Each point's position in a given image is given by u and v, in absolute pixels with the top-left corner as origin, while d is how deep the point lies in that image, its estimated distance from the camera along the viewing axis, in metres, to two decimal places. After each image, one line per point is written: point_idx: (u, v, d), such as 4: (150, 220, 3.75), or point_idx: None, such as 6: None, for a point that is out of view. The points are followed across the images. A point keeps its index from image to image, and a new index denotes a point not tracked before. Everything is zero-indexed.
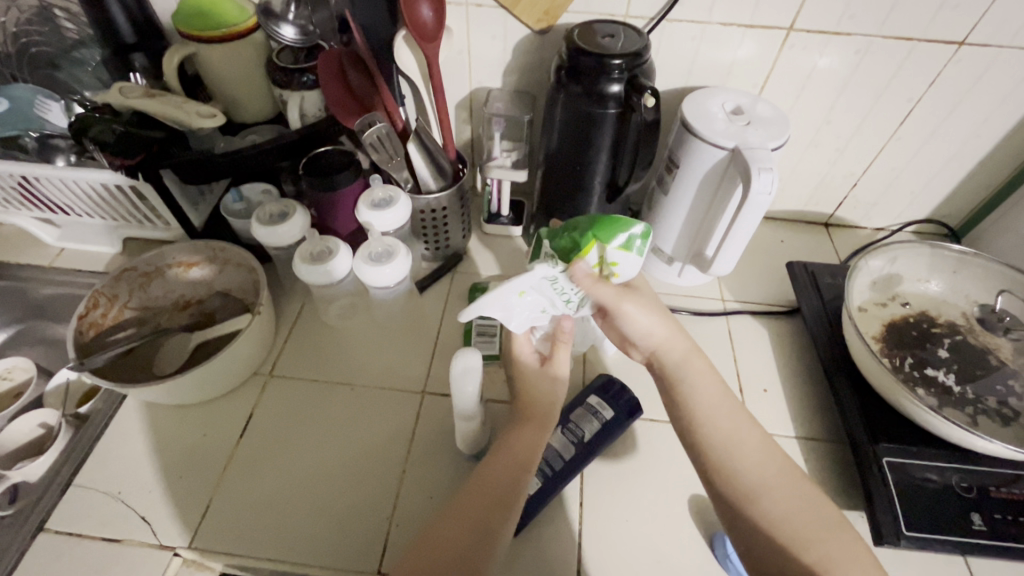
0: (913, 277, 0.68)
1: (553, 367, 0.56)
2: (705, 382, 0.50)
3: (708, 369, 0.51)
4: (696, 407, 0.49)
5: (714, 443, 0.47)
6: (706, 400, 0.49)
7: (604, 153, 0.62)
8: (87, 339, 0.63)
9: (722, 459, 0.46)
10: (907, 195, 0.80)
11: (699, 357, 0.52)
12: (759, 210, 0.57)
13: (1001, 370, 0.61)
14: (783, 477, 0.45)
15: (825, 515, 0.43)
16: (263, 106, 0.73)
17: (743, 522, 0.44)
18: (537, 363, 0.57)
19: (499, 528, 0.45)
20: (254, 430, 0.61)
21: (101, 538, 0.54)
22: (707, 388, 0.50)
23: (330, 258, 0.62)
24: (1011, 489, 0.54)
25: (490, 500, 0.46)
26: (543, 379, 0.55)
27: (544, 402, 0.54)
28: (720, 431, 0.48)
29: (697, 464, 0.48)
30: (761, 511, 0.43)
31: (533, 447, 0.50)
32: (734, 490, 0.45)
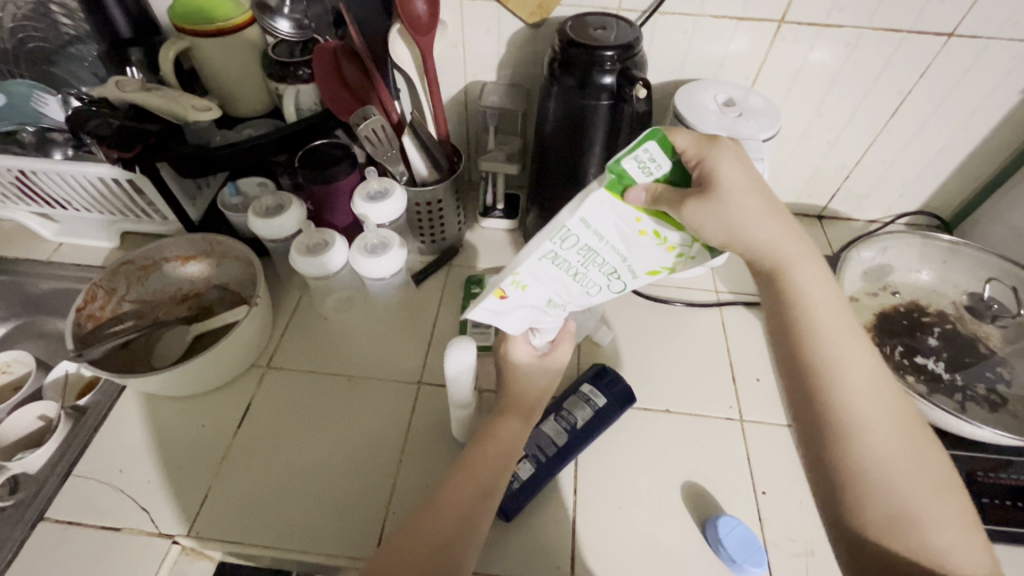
0: (904, 267, 0.68)
1: (551, 361, 0.57)
2: (817, 289, 0.42)
3: (821, 269, 0.42)
4: (806, 314, 0.41)
5: (824, 375, 0.40)
6: (815, 302, 0.42)
7: (598, 146, 0.62)
8: (86, 331, 0.64)
9: (829, 396, 0.40)
10: (899, 187, 0.81)
11: (812, 254, 0.43)
12: None
13: (991, 358, 0.61)
14: (890, 414, 0.40)
15: (928, 459, 0.39)
16: (259, 101, 0.74)
17: (827, 455, 0.40)
18: (535, 355, 0.57)
19: (480, 519, 0.45)
20: (250, 422, 0.62)
21: (100, 526, 0.55)
22: (821, 289, 0.42)
23: (326, 250, 0.63)
24: (999, 474, 0.55)
25: (474, 493, 0.47)
26: (543, 371, 0.57)
27: (528, 394, 0.55)
28: (829, 349, 0.41)
29: (795, 387, 0.42)
30: (857, 449, 0.39)
31: (515, 439, 0.52)
32: (834, 428, 0.40)
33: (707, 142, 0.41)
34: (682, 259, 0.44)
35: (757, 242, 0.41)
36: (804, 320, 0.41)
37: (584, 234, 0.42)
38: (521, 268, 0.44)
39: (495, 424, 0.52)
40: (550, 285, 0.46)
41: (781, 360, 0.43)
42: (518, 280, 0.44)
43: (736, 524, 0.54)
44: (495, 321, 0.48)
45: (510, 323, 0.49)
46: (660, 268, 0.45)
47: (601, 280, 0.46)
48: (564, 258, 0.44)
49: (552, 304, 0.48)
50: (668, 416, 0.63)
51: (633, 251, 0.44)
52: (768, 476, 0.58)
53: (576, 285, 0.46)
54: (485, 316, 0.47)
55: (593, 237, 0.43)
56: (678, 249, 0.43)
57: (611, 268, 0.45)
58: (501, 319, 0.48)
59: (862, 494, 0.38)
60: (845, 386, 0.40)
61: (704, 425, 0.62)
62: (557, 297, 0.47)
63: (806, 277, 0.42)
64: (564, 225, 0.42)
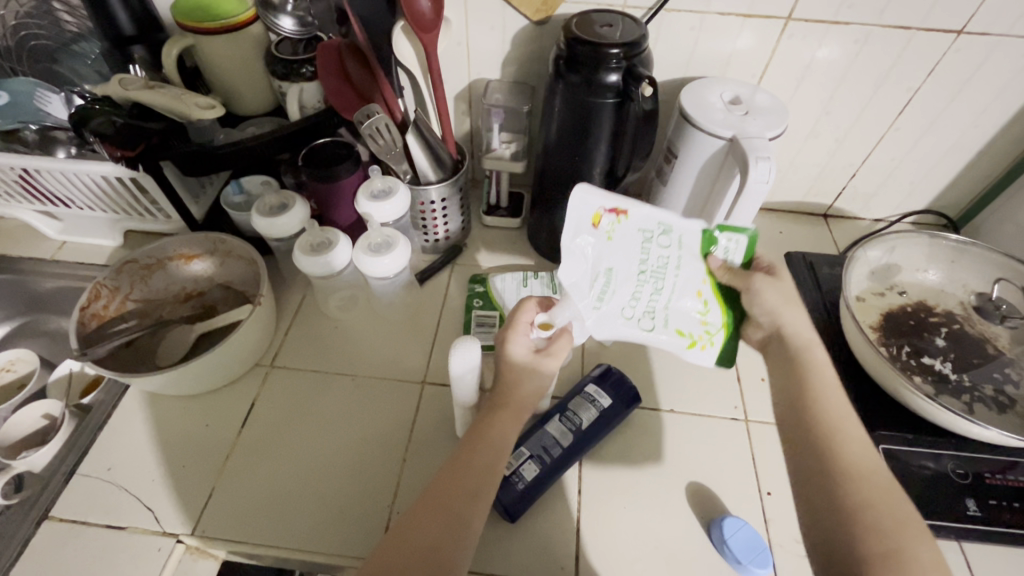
0: (911, 267, 0.68)
1: (546, 360, 0.53)
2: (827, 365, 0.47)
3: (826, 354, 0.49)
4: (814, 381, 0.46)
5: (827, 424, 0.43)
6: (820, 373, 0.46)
7: (602, 145, 0.62)
8: (90, 330, 0.64)
9: (830, 442, 0.42)
10: (906, 185, 0.80)
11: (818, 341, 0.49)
12: (757, 198, 0.56)
13: (999, 359, 0.61)
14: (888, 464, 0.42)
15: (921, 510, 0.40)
16: (262, 98, 0.73)
17: (828, 490, 0.40)
18: (534, 352, 0.54)
19: (472, 516, 0.44)
20: (255, 420, 0.62)
21: (105, 526, 0.55)
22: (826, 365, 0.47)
23: (330, 249, 0.62)
24: (1007, 476, 0.55)
25: (460, 490, 0.45)
26: (532, 373, 0.53)
27: (522, 392, 0.52)
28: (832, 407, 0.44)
29: (795, 435, 0.44)
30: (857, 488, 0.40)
31: (506, 434, 0.50)
32: (835, 467, 0.41)
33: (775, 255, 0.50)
34: (708, 334, 0.51)
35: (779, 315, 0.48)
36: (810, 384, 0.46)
37: (673, 245, 0.50)
38: (628, 217, 0.49)
39: (483, 420, 0.51)
40: (620, 261, 0.50)
41: (784, 414, 0.46)
42: (615, 228, 0.50)
43: (741, 525, 0.53)
44: (567, 237, 0.50)
45: (567, 259, 0.51)
46: (685, 331, 0.51)
47: (643, 303, 0.51)
48: (647, 250, 0.50)
49: (602, 284, 0.51)
50: (672, 417, 0.63)
51: (683, 299, 0.51)
52: (773, 477, 0.58)
53: (630, 285, 0.51)
54: (572, 218, 0.50)
55: (676, 257, 0.50)
56: (707, 330, 0.51)
57: (657, 297, 0.51)
58: (572, 242, 0.50)
59: (864, 531, 0.38)
60: (846, 437, 0.43)
61: (709, 425, 0.62)
62: (614, 275, 0.51)
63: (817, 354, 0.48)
64: (674, 226, 0.49)
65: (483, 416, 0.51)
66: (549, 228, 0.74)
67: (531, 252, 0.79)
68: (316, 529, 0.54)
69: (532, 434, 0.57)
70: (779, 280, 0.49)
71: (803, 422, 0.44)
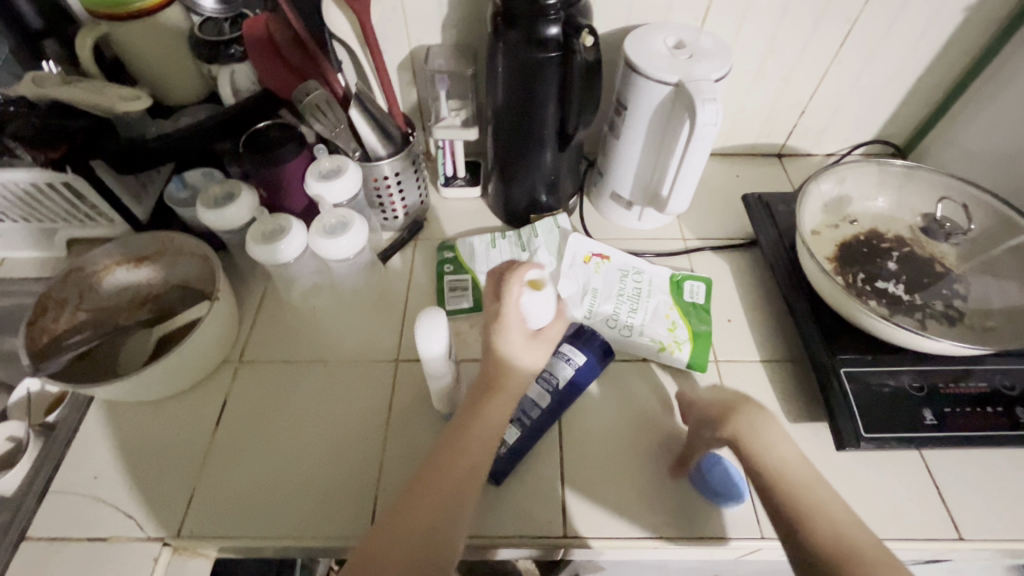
0: (861, 195, 0.70)
1: (542, 339, 0.54)
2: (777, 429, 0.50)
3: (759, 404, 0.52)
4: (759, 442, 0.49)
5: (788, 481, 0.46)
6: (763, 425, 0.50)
7: (552, 104, 0.61)
8: (41, 346, 0.61)
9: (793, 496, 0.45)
10: (853, 118, 0.81)
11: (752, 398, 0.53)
12: (706, 141, 0.58)
13: (947, 276, 0.64)
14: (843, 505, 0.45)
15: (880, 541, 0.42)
16: (191, 86, 0.69)
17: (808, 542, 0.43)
18: (530, 332, 0.53)
19: (461, 506, 0.44)
20: (228, 416, 0.61)
21: (86, 539, 0.54)
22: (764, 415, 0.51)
23: (284, 236, 0.60)
24: (960, 385, 0.57)
25: (449, 479, 0.45)
26: (532, 352, 0.53)
27: (519, 373, 0.52)
28: (814, 500, 0.45)
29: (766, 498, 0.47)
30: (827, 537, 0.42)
31: (495, 422, 0.48)
32: (801, 518, 0.44)
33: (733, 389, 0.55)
34: (676, 342, 0.64)
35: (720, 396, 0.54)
36: (815, 513, 0.44)
37: (643, 282, 0.70)
38: (610, 258, 0.71)
39: (476, 404, 0.50)
40: (606, 287, 0.69)
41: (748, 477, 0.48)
42: (601, 265, 0.70)
43: (718, 462, 0.56)
44: (563, 266, 0.70)
45: (564, 277, 0.69)
46: (659, 340, 0.65)
47: (623, 318, 0.66)
48: (625, 283, 0.69)
49: (590, 300, 0.68)
50: (644, 366, 0.64)
51: (656, 318, 0.66)
52: None
53: (611, 301, 0.67)
54: (569, 251, 0.71)
55: (646, 288, 0.69)
56: (678, 342, 0.65)
57: (635, 311, 0.67)
58: (566, 268, 0.70)
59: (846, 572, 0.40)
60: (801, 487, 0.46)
61: (680, 371, 0.64)
62: (599, 293, 0.68)
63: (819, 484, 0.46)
64: (644, 270, 0.71)
65: (476, 402, 0.50)
66: (509, 195, 0.74)
67: (493, 220, 0.79)
68: (302, 520, 0.54)
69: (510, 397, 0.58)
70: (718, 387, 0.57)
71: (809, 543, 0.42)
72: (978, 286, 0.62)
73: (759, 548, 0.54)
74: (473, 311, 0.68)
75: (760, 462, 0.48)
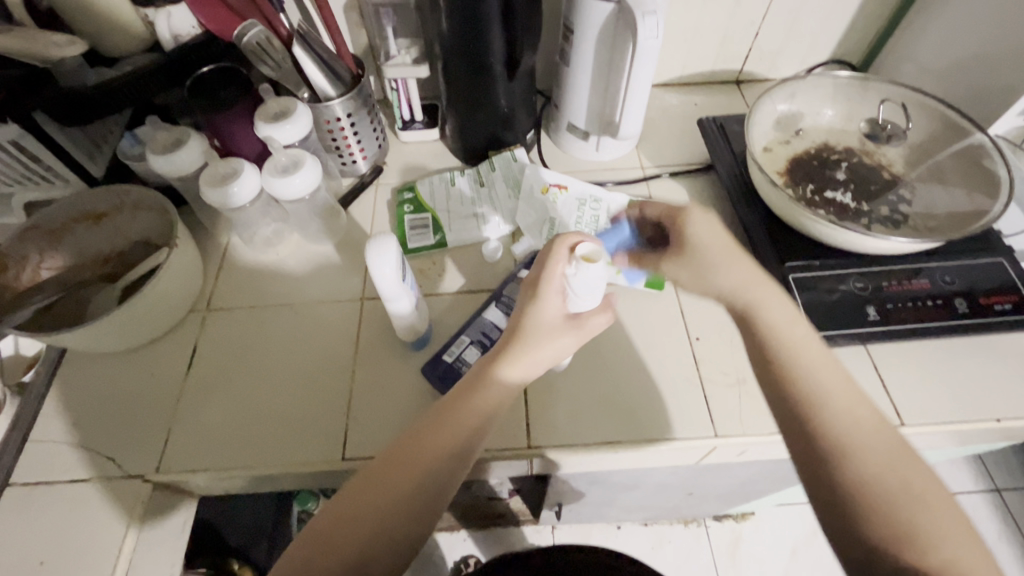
0: (813, 110, 0.71)
1: (575, 326, 0.49)
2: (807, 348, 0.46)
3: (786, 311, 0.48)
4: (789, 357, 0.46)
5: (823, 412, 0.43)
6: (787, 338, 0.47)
7: (496, 29, 0.61)
8: (3, 302, 0.62)
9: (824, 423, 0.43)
10: (808, 37, 0.81)
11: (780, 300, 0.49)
12: (651, 56, 0.59)
13: (893, 182, 0.65)
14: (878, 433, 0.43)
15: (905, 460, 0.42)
16: (135, 36, 0.67)
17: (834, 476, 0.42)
18: (567, 315, 0.49)
19: (440, 499, 0.45)
20: (199, 361, 0.62)
21: (67, 481, 0.55)
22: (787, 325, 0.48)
23: (236, 179, 0.60)
24: (904, 283, 0.60)
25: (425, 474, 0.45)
26: (560, 333, 0.48)
27: (540, 356, 0.48)
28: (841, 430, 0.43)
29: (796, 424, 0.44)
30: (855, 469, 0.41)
31: (490, 411, 0.47)
32: (829, 447, 0.42)
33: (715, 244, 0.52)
34: None
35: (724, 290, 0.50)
36: (841, 443, 0.42)
37: (601, 209, 0.71)
38: (568, 188, 0.71)
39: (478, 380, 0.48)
40: (566, 215, 0.69)
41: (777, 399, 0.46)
42: (558, 195, 0.71)
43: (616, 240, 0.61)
44: (521, 197, 0.71)
45: (522, 208, 0.70)
46: None
47: None
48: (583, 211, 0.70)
49: (549, 228, 0.68)
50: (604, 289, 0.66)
51: None
52: (701, 325, 0.63)
53: (569, 228, 0.68)
54: (528, 181, 0.71)
55: (603, 215, 0.70)
56: None
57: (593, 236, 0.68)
58: (525, 199, 0.71)
59: (866, 511, 0.40)
60: (834, 414, 0.43)
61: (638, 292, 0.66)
62: (557, 221, 0.69)
63: (853, 411, 0.43)
64: (601, 198, 0.71)
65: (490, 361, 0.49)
66: (466, 132, 0.74)
67: (453, 161, 0.79)
68: (273, 461, 0.56)
69: (472, 323, 0.61)
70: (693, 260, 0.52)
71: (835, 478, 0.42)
72: (924, 191, 0.64)
73: (715, 447, 0.57)
74: (441, 246, 0.69)
75: (799, 392, 0.45)
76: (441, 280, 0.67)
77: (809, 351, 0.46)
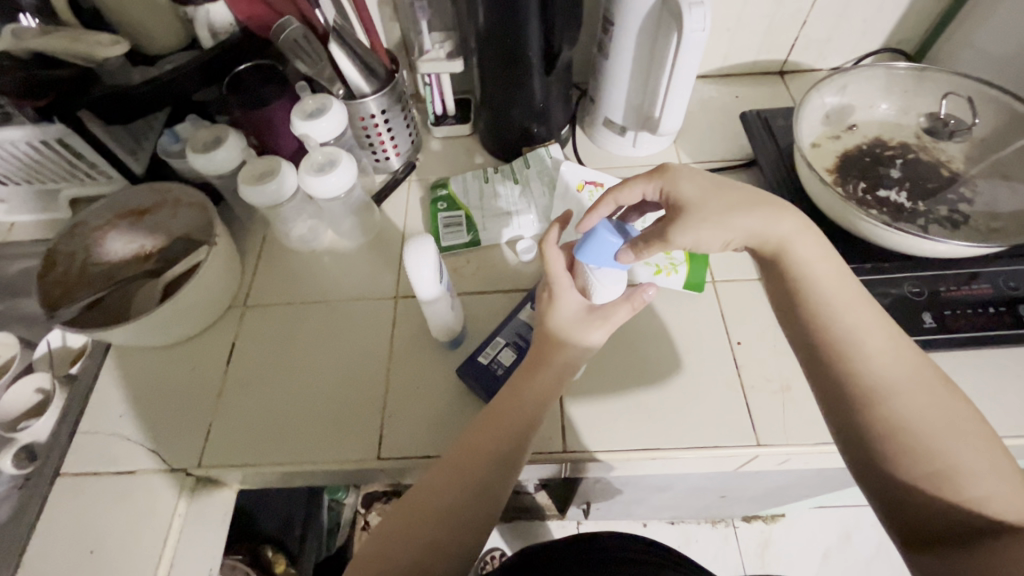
0: (865, 103, 0.67)
1: (598, 317, 0.51)
2: (837, 288, 0.46)
3: (820, 245, 0.47)
4: (819, 296, 0.45)
5: (848, 351, 0.43)
6: (821, 278, 0.46)
7: (535, 23, 0.59)
8: (53, 297, 0.64)
9: (851, 363, 0.43)
10: (860, 24, 0.77)
11: (814, 236, 0.47)
12: (697, 48, 0.57)
13: (953, 181, 0.62)
14: (911, 370, 0.42)
15: (937, 394, 0.42)
16: (174, 31, 0.67)
17: (858, 418, 0.42)
18: (587, 308, 0.51)
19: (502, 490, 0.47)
20: (238, 356, 0.63)
21: (113, 473, 0.57)
22: (821, 263, 0.46)
23: (275, 175, 0.60)
24: (963, 289, 0.56)
25: (471, 474, 0.47)
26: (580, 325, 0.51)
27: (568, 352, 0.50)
28: (868, 369, 0.43)
29: (823, 368, 0.45)
30: (887, 410, 0.41)
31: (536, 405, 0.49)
32: (856, 387, 0.43)
33: (709, 190, 0.48)
34: (672, 263, 0.64)
35: (753, 229, 0.47)
36: (870, 388, 0.42)
37: None
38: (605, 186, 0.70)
39: (522, 381, 0.50)
40: None
41: (803, 341, 0.46)
42: (594, 194, 0.69)
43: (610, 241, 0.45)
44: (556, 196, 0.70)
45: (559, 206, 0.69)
46: (653, 262, 0.64)
47: None
48: None
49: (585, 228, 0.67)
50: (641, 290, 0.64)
51: None
52: (742, 328, 0.61)
53: None
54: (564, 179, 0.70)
55: None
56: (675, 263, 0.64)
57: None
58: (560, 199, 0.69)
59: (897, 450, 0.40)
60: (864, 352, 0.43)
61: (676, 293, 0.64)
62: None
63: (879, 349, 0.43)
64: None
65: (532, 369, 0.51)
66: (501, 128, 0.73)
67: (486, 156, 0.78)
68: (310, 456, 0.56)
69: (507, 324, 0.60)
70: (700, 209, 0.47)
71: (860, 421, 0.42)
72: (986, 190, 0.60)
73: (756, 456, 0.55)
74: (476, 244, 0.68)
75: (825, 336, 0.45)
76: (474, 279, 0.66)
77: (835, 290, 0.45)
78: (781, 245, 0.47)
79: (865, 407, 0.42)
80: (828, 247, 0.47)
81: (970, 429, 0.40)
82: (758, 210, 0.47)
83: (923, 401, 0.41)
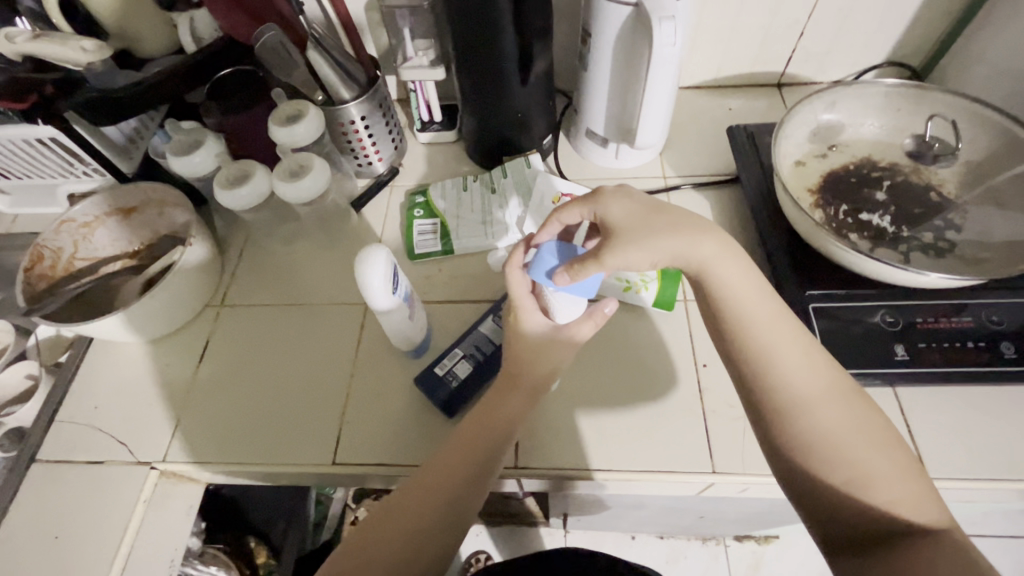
0: (855, 121, 0.64)
1: (564, 333, 0.52)
2: (753, 302, 0.44)
3: (739, 261, 0.44)
4: (734, 312, 0.44)
5: (763, 369, 0.43)
6: (741, 294, 0.44)
7: (508, 33, 0.59)
8: (40, 290, 0.66)
9: (768, 381, 0.43)
10: (860, 37, 0.74)
11: (734, 253, 0.45)
12: (669, 62, 0.55)
13: (942, 206, 0.59)
14: (825, 384, 0.42)
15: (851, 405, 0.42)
16: (163, 36, 0.69)
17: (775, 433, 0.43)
18: (552, 326, 0.51)
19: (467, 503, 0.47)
20: (210, 353, 0.65)
21: (84, 461, 0.59)
22: (742, 279, 0.44)
23: (247, 181, 0.61)
24: (942, 321, 0.54)
25: (439, 492, 0.47)
26: (544, 342, 0.51)
27: (530, 368, 0.51)
28: (785, 386, 0.42)
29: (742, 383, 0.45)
30: (802, 426, 0.41)
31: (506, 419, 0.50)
32: (774, 404, 0.43)
33: (640, 216, 0.45)
34: (643, 280, 0.63)
35: (673, 250, 0.44)
36: (787, 405, 0.42)
37: None
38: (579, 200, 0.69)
39: (493, 403, 0.50)
40: None
41: (724, 355, 0.46)
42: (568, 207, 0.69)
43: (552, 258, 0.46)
44: (529, 207, 0.69)
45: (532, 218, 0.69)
46: (624, 278, 0.63)
47: None
48: None
49: None
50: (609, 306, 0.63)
51: None
52: (710, 350, 0.59)
53: None
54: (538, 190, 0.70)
55: None
56: (646, 279, 0.63)
57: None
58: (533, 210, 0.69)
59: (815, 464, 0.41)
60: (779, 370, 0.43)
61: (645, 311, 0.63)
62: None
63: (794, 366, 0.43)
64: None
65: (501, 392, 0.51)
66: (480, 136, 0.72)
67: (468, 163, 0.78)
68: (269, 457, 0.57)
69: (467, 335, 0.60)
70: (623, 235, 0.44)
71: (782, 437, 0.42)
72: (976, 216, 0.57)
73: (712, 484, 0.53)
74: (446, 253, 0.67)
75: (745, 351, 0.44)
76: (443, 288, 0.66)
77: (749, 303, 0.44)
78: (699, 265, 0.44)
79: (783, 423, 0.42)
80: (748, 259, 0.45)
81: (882, 439, 0.41)
82: (675, 231, 0.44)
83: (837, 414, 0.41)
